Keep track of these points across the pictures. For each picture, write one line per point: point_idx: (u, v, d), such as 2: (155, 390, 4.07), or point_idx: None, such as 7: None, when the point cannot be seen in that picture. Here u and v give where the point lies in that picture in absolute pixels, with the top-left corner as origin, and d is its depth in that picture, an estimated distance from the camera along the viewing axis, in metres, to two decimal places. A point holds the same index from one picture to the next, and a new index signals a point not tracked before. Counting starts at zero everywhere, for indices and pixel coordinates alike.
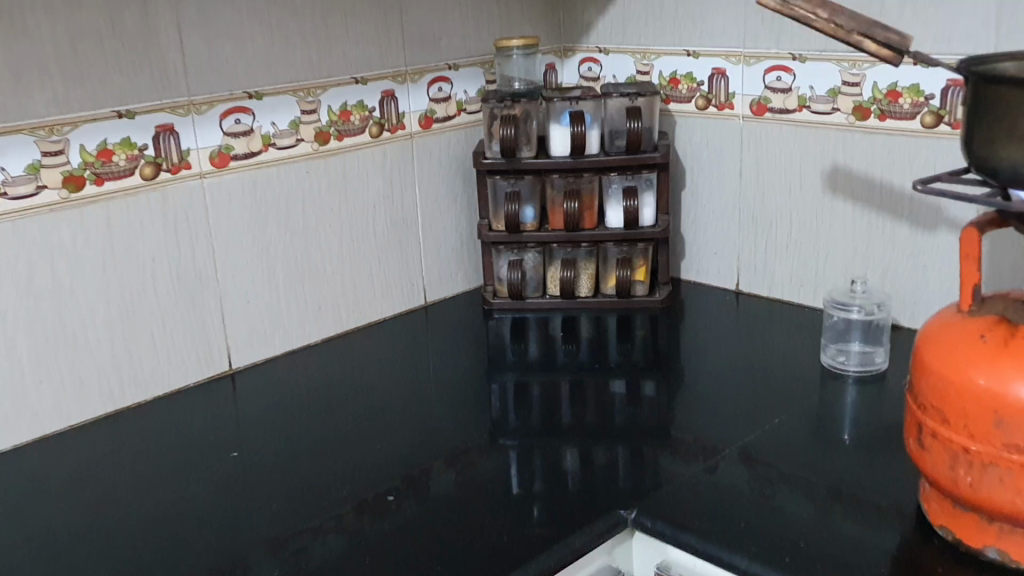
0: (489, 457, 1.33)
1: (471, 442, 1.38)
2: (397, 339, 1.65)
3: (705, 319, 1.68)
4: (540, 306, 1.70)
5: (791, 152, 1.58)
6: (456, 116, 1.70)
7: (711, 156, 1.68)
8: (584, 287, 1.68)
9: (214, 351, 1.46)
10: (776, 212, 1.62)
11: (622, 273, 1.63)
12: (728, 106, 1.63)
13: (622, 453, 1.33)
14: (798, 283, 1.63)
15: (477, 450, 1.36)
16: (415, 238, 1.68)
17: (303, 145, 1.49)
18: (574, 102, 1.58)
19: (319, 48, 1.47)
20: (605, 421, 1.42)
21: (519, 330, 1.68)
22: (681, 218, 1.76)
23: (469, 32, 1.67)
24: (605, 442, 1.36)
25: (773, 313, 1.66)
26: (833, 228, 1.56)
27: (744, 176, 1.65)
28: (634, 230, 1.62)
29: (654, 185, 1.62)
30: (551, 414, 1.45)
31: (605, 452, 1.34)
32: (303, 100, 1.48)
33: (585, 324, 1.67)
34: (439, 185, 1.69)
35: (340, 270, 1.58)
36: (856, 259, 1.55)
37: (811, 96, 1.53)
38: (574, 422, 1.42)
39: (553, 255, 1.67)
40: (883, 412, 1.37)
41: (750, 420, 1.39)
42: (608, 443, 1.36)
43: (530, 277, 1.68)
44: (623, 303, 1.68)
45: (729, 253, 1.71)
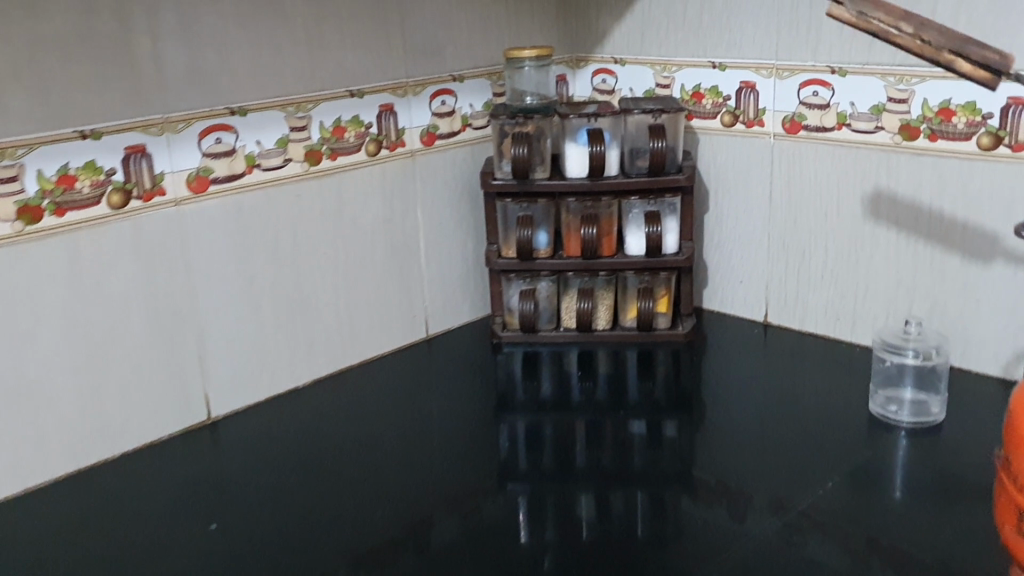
0: (494, 501, 1.21)
1: (475, 488, 1.23)
2: (397, 378, 1.50)
3: (732, 354, 1.54)
4: (553, 339, 1.55)
5: (828, 175, 1.43)
6: (461, 132, 1.55)
7: (739, 176, 1.54)
8: (601, 319, 1.54)
9: (192, 397, 1.31)
10: (809, 239, 1.48)
11: (644, 305, 1.50)
12: (757, 122, 1.49)
13: (641, 499, 1.20)
14: (834, 316, 1.49)
15: (482, 493, 1.22)
16: (415, 265, 1.53)
17: (291, 165, 1.35)
18: (593, 119, 1.44)
19: (310, 58, 1.33)
20: (626, 464, 1.28)
21: (530, 366, 1.53)
22: (705, 243, 1.62)
23: (474, 41, 1.53)
24: (622, 486, 1.23)
25: (807, 348, 1.52)
26: (873, 258, 1.42)
27: (774, 198, 1.50)
28: (657, 257, 1.48)
29: (678, 210, 1.48)
30: (570, 459, 1.30)
31: (623, 497, 1.20)
32: (292, 116, 1.33)
33: (602, 360, 1.53)
34: (442, 207, 1.55)
35: (333, 303, 1.43)
36: (899, 292, 1.40)
37: (851, 114, 1.38)
38: (596, 468, 1.28)
39: (568, 284, 1.53)
40: (935, 459, 1.23)
41: (788, 467, 1.25)
42: (624, 488, 1.23)
43: (542, 308, 1.54)
44: (644, 337, 1.54)
45: (757, 282, 1.57)
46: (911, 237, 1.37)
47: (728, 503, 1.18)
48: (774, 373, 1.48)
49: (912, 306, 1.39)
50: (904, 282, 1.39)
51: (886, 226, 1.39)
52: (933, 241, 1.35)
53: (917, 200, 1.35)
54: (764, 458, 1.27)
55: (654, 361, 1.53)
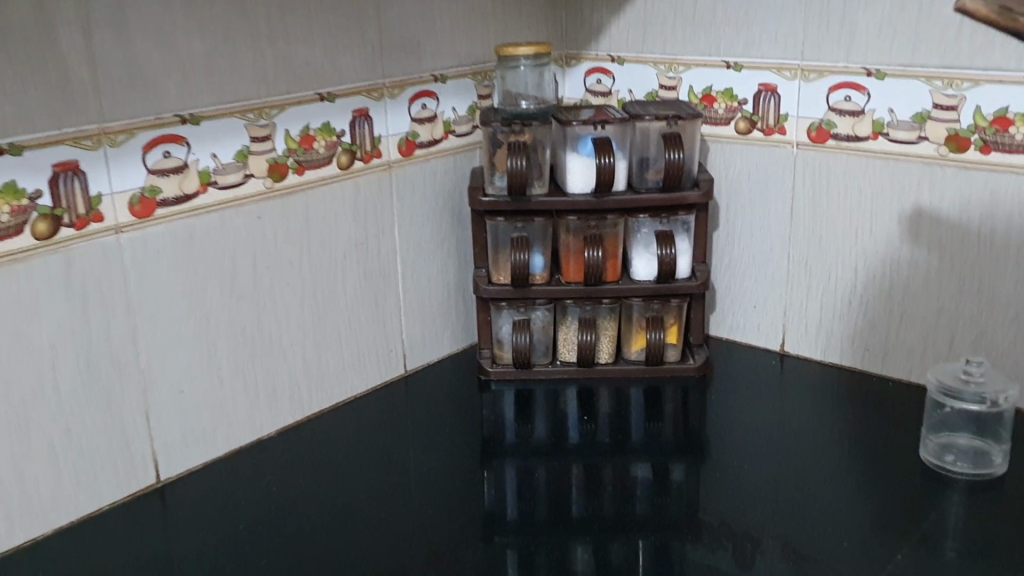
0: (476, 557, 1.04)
1: (472, 550, 1.05)
2: (374, 423, 1.31)
3: (747, 388, 1.38)
4: (548, 375, 1.37)
5: (861, 189, 1.28)
6: (443, 140, 1.36)
7: (756, 190, 1.38)
8: (603, 351, 1.37)
9: (137, 459, 1.10)
10: (836, 261, 1.32)
11: (653, 335, 1.33)
12: (778, 130, 1.33)
13: (646, 551, 1.04)
14: (862, 347, 1.34)
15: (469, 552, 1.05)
16: (392, 293, 1.34)
17: (252, 182, 1.14)
18: (600, 127, 1.27)
19: (274, 56, 1.13)
20: (646, 517, 1.11)
21: (524, 405, 1.35)
22: (715, 263, 1.46)
23: (459, 36, 1.35)
24: (623, 537, 1.07)
25: (829, 381, 1.36)
26: (910, 283, 1.27)
27: (796, 215, 1.35)
28: (668, 283, 1.31)
29: (691, 230, 1.32)
30: (579, 509, 1.13)
31: (625, 549, 1.04)
32: (253, 124, 1.13)
33: (603, 397, 1.36)
34: (421, 226, 1.36)
35: (299, 340, 1.24)
36: (940, 321, 1.25)
37: (889, 122, 1.23)
38: (609, 519, 1.10)
39: (566, 311, 1.35)
40: (998, 509, 1.08)
41: (831, 519, 1.09)
42: (625, 538, 1.07)
43: (537, 339, 1.36)
44: (650, 371, 1.37)
45: (774, 307, 1.41)
46: (954, 259, 1.22)
47: (769, 569, 1.01)
48: (796, 409, 1.32)
49: (953, 337, 1.25)
50: (945, 311, 1.24)
51: (925, 246, 1.24)
52: (981, 262, 1.20)
53: (960, 217, 1.20)
54: (800, 508, 1.11)
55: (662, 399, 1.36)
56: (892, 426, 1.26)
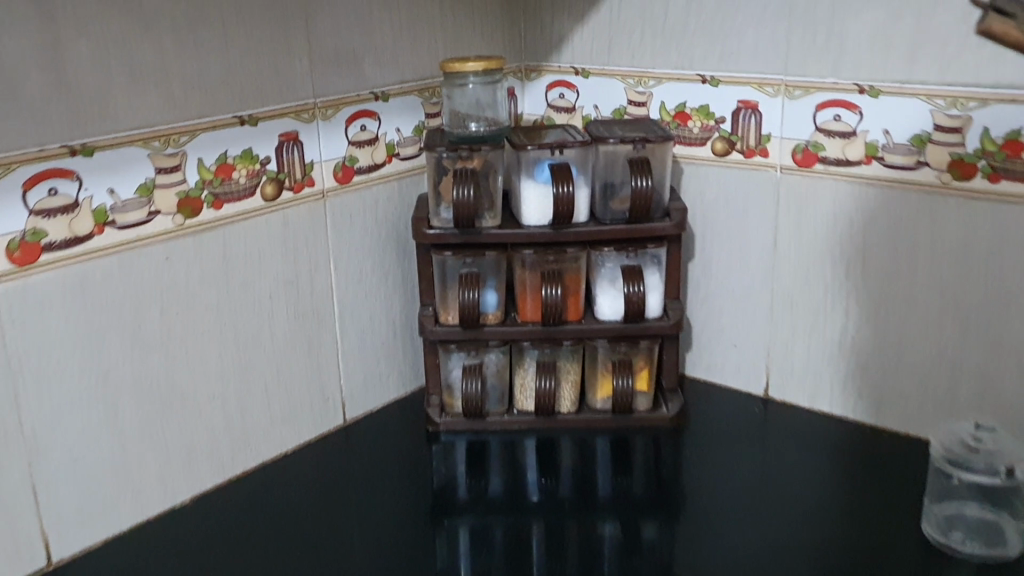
0: None
1: None
2: (309, 481, 1.16)
3: (726, 438, 1.24)
4: (503, 426, 1.23)
5: (852, 219, 1.15)
6: (386, 164, 1.22)
7: (735, 219, 1.25)
8: (564, 400, 1.23)
9: (24, 541, 0.95)
10: (826, 297, 1.20)
11: (620, 382, 1.19)
12: (759, 152, 1.20)
13: None
14: (854, 393, 1.21)
15: None
16: (329, 336, 1.20)
17: (159, 219, 1.00)
18: (559, 151, 1.13)
19: (186, 76, 0.98)
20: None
21: (478, 459, 1.21)
22: (691, 298, 1.32)
23: (404, 48, 1.21)
24: None
25: (817, 430, 1.23)
26: (908, 324, 1.14)
27: (780, 246, 1.22)
28: (637, 323, 1.18)
29: (661, 264, 1.19)
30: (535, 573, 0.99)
31: None
32: (159, 153, 0.98)
33: (566, 450, 1.22)
34: (361, 261, 1.22)
35: (219, 395, 1.09)
36: (941, 367, 1.12)
37: (884, 145, 1.10)
38: None
39: (524, 354, 1.21)
40: None
41: None
42: None
43: (491, 386, 1.22)
44: (618, 421, 1.23)
45: (756, 347, 1.28)
46: (956, 298, 1.09)
47: None
48: (781, 462, 1.19)
49: (955, 387, 1.11)
50: (946, 356, 1.11)
51: (925, 283, 1.11)
52: (988, 303, 1.07)
53: (964, 252, 1.07)
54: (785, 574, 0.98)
55: (631, 451, 1.22)
56: (886, 486, 1.12)
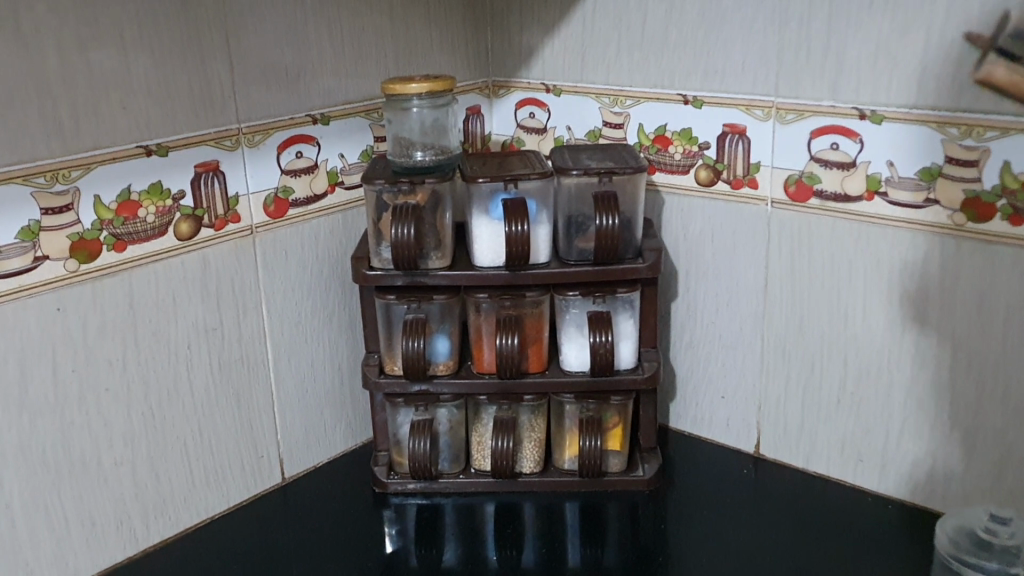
0: None
1: None
2: (238, 550, 1.03)
3: (712, 502, 1.10)
4: (457, 488, 1.09)
5: (851, 261, 1.01)
6: (327, 194, 1.10)
7: (721, 256, 1.11)
8: (527, 460, 1.09)
9: None
10: (819, 348, 1.06)
11: (587, 442, 1.05)
12: (748, 182, 1.06)
13: None
14: (854, 456, 1.07)
15: None
16: (261, 388, 1.07)
17: (47, 265, 0.87)
18: (514, 184, 0.99)
19: (78, 101, 0.85)
20: None
21: (429, 524, 1.07)
22: (674, 343, 1.18)
23: (347, 65, 1.08)
24: None
25: (813, 497, 1.09)
26: (915, 382, 0.99)
27: (771, 289, 1.08)
28: (608, 376, 1.04)
29: (636, 309, 1.04)
30: None
31: None
32: (45, 190, 0.85)
33: (527, 516, 1.08)
34: (299, 302, 1.09)
35: (128, 459, 0.97)
36: (953, 431, 0.98)
37: (887, 178, 0.96)
38: None
39: (480, 409, 1.08)
40: None
41: None
42: None
43: (443, 444, 1.08)
44: (588, 485, 1.09)
45: (746, 400, 1.14)
46: (971, 355, 0.95)
47: None
48: (776, 534, 1.04)
49: (968, 455, 0.97)
50: (959, 421, 0.97)
51: (933, 336, 0.97)
52: (1007, 362, 0.92)
53: (979, 303, 0.93)
54: None
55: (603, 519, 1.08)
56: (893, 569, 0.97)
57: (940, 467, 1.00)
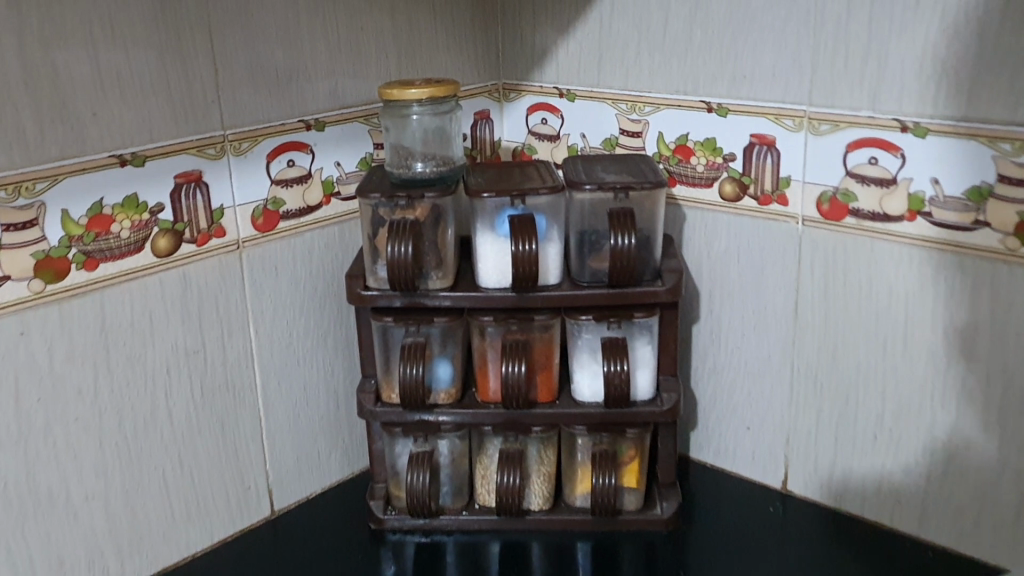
0: None
1: None
2: None
3: (738, 543, 1.02)
4: (460, 526, 1.01)
5: (890, 286, 0.93)
6: (322, 206, 1.02)
7: (748, 277, 1.02)
8: (535, 497, 1.01)
9: None
10: (854, 379, 0.98)
11: (600, 480, 0.97)
12: (777, 199, 0.98)
13: None
14: (891, 497, 0.99)
15: None
16: (249, 414, 1.00)
17: (10, 286, 0.80)
18: (521, 199, 0.91)
19: (41, 107, 0.78)
20: None
21: (429, 563, 0.99)
22: (695, 369, 1.10)
23: (343, 67, 1.00)
24: None
25: (846, 540, 1.00)
26: (962, 418, 0.91)
27: (801, 314, 1.00)
28: (624, 409, 0.95)
29: (655, 335, 0.96)
30: None
31: None
32: (6, 205, 0.78)
33: (534, 556, 0.99)
34: (290, 321, 1.01)
35: (101, 494, 0.89)
36: (1003, 474, 0.89)
37: (931, 197, 0.88)
38: None
39: (484, 440, 1.00)
40: None
41: None
42: None
43: (444, 477, 1.00)
44: (599, 524, 1.01)
45: (773, 433, 1.05)
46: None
47: None
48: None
49: (1019, 498, 0.89)
50: (1009, 463, 0.89)
51: (981, 371, 0.89)
52: None
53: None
54: None
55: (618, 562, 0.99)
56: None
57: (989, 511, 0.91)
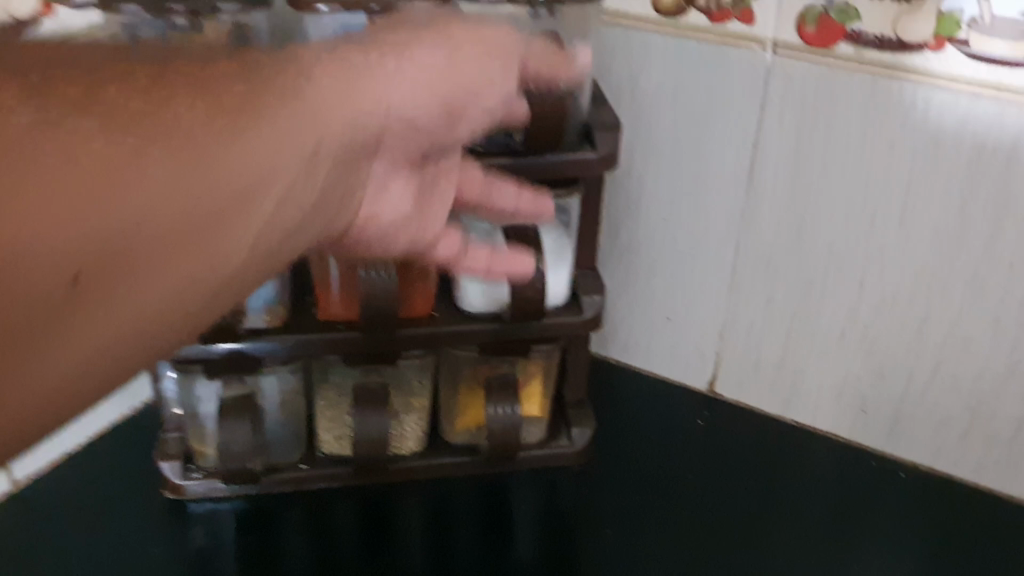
0: None
1: None
2: None
3: (659, 469, 0.81)
4: (299, 485, 0.71)
5: (891, 142, 0.67)
6: None
7: (687, 126, 0.74)
8: (406, 440, 0.72)
9: None
10: (825, 265, 0.74)
11: (495, 412, 0.69)
12: (738, 16, 0.69)
13: None
14: (856, 406, 0.79)
15: None
16: None
17: None
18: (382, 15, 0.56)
19: None
20: None
21: (262, 536, 0.72)
22: (606, 248, 0.84)
23: None
24: None
25: (791, 461, 0.82)
26: (964, 317, 0.70)
27: (757, 178, 0.74)
28: (531, 324, 0.66)
29: (571, 219, 0.67)
30: None
31: None
32: None
33: (408, 521, 0.74)
34: None
35: None
36: (1009, 382, 0.71)
37: (974, 19, 0.61)
38: None
39: (329, 370, 0.70)
40: None
41: None
42: None
43: (272, 424, 0.70)
44: (492, 468, 0.74)
45: (703, 324, 0.83)
46: None
47: None
48: (758, 517, 0.76)
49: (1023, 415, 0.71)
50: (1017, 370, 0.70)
51: (1003, 257, 0.67)
52: None
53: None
54: None
55: (509, 516, 0.75)
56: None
57: (982, 425, 0.73)
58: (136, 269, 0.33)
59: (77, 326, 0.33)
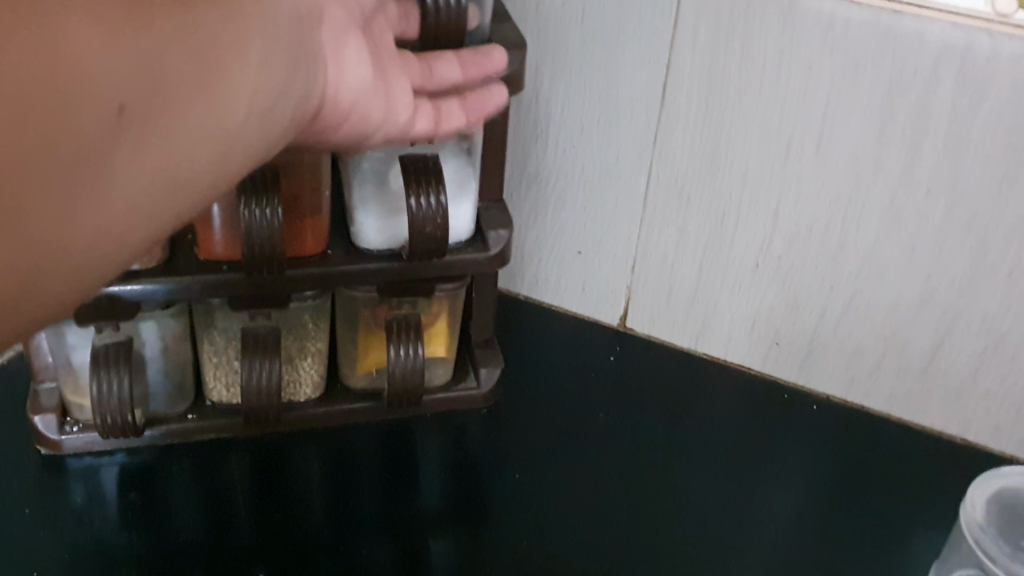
0: None
1: None
2: None
3: (570, 406, 0.78)
4: (186, 437, 0.67)
5: (808, 65, 0.64)
6: None
7: (596, 47, 0.70)
8: (302, 386, 0.68)
9: None
10: (738, 193, 0.71)
11: (396, 356, 0.65)
12: None
13: None
14: (768, 337, 0.78)
15: None
16: None
17: None
18: None
19: None
20: None
21: (147, 492, 0.67)
22: (511, 177, 0.79)
23: None
24: None
25: (704, 393, 0.80)
26: (879, 246, 0.68)
27: (669, 102, 0.70)
28: (434, 261, 0.62)
29: (474, 148, 0.63)
30: None
31: None
32: None
33: (309, 468, 0.70)
34: None
35: None
36: (922, 312, 0.69)
37: None
38: None
39: (214, 314, 0.65)
40: None
41: None
42: None
43: (153, 374, 0.65)
44: (395, 413, 0.70)
45: (614, 257, 0.80)
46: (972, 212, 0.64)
47: None
48: (671, 452, 0.74)
49: (935, 344, 0.70)
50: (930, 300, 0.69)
51: (919, 185, 0.65)
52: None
53: (1007, 147, 0.61)
54: None
55: (415, 459, 0.72)
56: (853, 520, 0.70)
57: (894, 356, 0.72)
58: (171, 102, 0.37)
59: (129, 152, 0.36)
